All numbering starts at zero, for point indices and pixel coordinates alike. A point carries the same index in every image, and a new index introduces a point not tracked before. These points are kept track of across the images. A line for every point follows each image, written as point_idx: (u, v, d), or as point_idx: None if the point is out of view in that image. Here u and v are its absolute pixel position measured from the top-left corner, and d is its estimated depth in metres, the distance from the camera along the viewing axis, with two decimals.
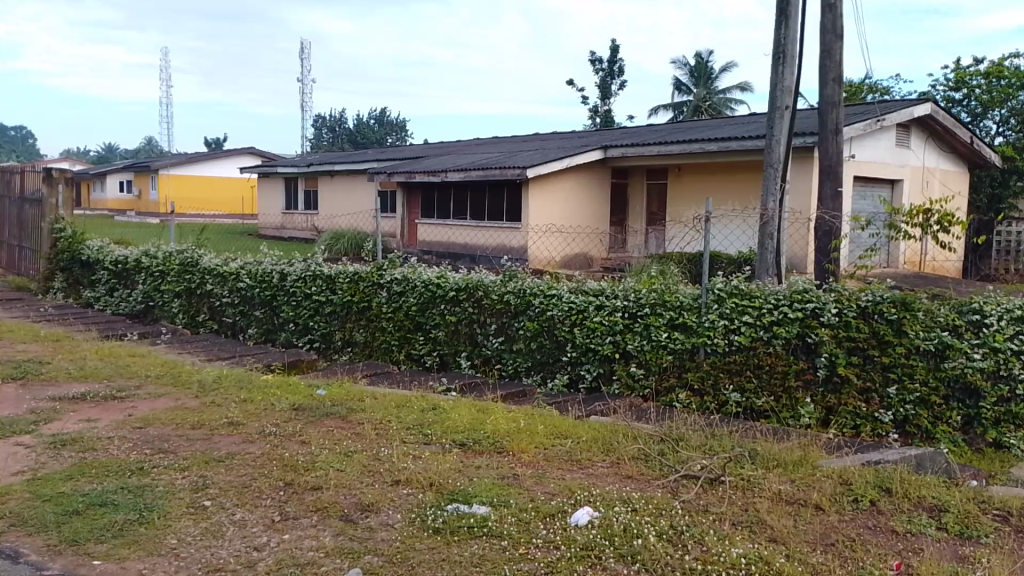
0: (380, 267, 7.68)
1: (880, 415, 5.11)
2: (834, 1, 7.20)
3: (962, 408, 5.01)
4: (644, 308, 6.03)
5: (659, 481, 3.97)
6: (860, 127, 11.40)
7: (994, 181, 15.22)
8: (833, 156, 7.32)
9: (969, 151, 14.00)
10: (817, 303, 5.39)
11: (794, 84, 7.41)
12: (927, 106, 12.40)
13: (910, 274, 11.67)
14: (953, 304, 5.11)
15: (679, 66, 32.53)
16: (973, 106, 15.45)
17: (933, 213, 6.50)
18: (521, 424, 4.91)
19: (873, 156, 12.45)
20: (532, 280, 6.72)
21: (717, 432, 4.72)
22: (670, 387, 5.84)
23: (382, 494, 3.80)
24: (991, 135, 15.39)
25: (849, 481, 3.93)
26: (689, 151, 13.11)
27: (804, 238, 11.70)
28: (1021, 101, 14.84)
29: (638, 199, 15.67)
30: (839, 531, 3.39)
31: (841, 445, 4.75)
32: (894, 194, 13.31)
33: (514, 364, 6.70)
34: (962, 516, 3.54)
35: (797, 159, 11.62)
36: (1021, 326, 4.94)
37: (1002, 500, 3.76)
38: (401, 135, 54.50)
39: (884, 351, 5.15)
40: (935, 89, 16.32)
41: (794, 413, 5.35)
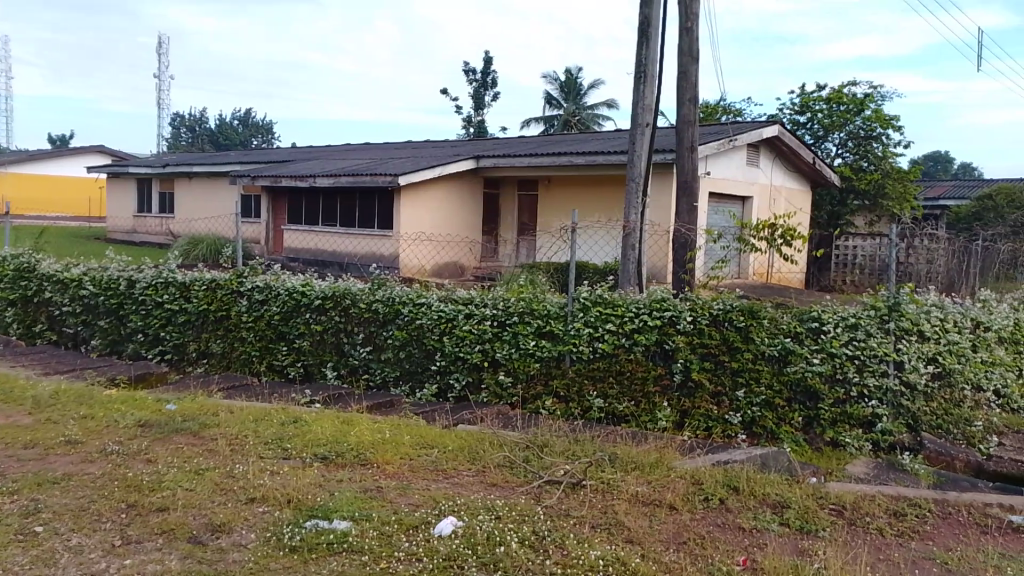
0: (241, 274, 7.34)
1: (730, 417, 5.41)
2: (691, 26, 7.65)
3: (803, 409, 5.40)
4: (512, 317, 6.11)
5: (523, 487, 4.03)
6: (715, 145, 12.11)
7: (833, 199, 16.67)
8: (688, 172, 7.72)
9: (811, 171, 15.18)
10: (674, 311, 5.65)
11: (654, 103, 7.75)
12: (774, 128, 13.35)
13: (757, 284, 12.46)
14: (795, 312, 5.51)
15: (549, 80, 33.32)
16: (816, 129, 16.65)
17: (777, 228, 6.96)
18: (386, 434, 4.83)
19: (726, 173, 13.25)
20: (401, 289, 6.66)
21: (580, 437, 4.83)
22: (536, 394, 5.93)
23: (235, 512, 3.61)
24: (831, 156, 16.69)
25: (700, 481, 4.15)
26: (558, 163, 13.45)
27: (664, 249, 12.24)
28: (857, 126, 16.19)
29: (509, 209, 15.88)
30: (690, 530, 3.55)
31: (693, 447, 4.99)
32: (745, 209, 14.23)
33: (381, 374, 6.59)
34: (803, 511, 3.82)
35: (658, 174, 12.18)
36: (854, 333, 5.40)
37: (837, 495, 4.08)
38: (269, 138, 52.73)
39: (733, 357, 5.48)
40: (782, 112, 17.51)
41: (652, 417, 5.56)
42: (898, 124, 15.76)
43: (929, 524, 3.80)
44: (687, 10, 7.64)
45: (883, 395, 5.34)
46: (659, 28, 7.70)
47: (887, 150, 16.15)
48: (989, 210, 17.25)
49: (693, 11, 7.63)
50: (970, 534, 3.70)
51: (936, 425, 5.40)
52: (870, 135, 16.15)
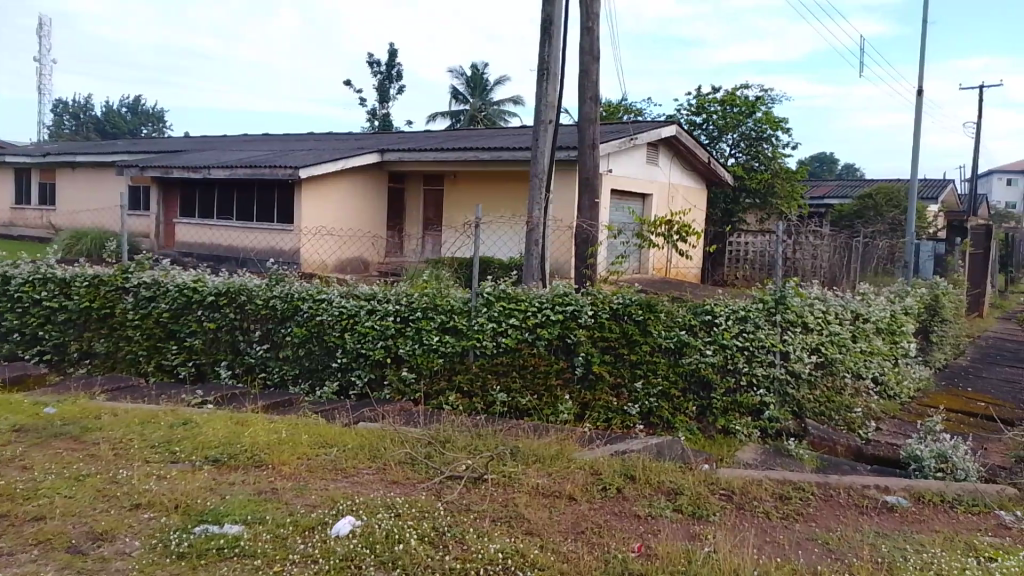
0: (126, 269, 6.96)
1: (629, 408, 5.56)
2: (592, 26, 7.78)
3: (697, 399, 5.61)
4: (416, 312, 6.05)
5: (423, 483, 4.00)
6: (616, 143, 12.39)
7: (727, 198, 17.34)
8: (590, 168, 7.85)
9: (706, 170, 15.77)
10: (575, 306, 5.75)
11: (556, 100, 7.84)
12: (672, 128, 13.80)
13: (656, 279, 12.84)
14: (690, 306, 5.71)
15: (455, 75, 33.20)
16: (711, 130, 17.28)
17: (674, 224, 7.18)
18: (283, 434, 4.69)
19: (627, 170, 13.58)
20: (301, 284, 6.47)
21: (483, 432, 4.84)
22: (440, 390, 5.91)
23: (119, 520, 3.42)
24: (725, 156, 17.38)
25: (598, 472, 4.24)
26: (463, 158, 13.42)
27: (566, 245, 12.44)
28: (748, 127, 16.92)
29: (414, 204, 15.72)
30: (588, 519, 3.63)
31: (593, 438, 5.10)
32: (644, 207, 14.63)
33: (279, 372, 6.40)
34: (694, 497, 3.96)
35: (561, 170, 12.36)
36: (744, 326, 5.65)
37: (727, 481, 4.26)
38: (161, 128, 50.23)
39: (632, 350, 5.62)
40: (680, 112, 18.09)
41: (553, 410, 5.64)
42: (786, 127, 16.59)
43: (812, 507, 4.02)
44: (588, 10, 7.76)
45: (770, 384, 5.62)
46: (561, 26, 7.79)
47: (776, 151, 16.96)
48: (868, 209, 18.41)
49: (593, 11, 7.76)
50: (849, 514, 3.94)
51: (820, 412, 5.71)
52: (761, 136, 16.93)
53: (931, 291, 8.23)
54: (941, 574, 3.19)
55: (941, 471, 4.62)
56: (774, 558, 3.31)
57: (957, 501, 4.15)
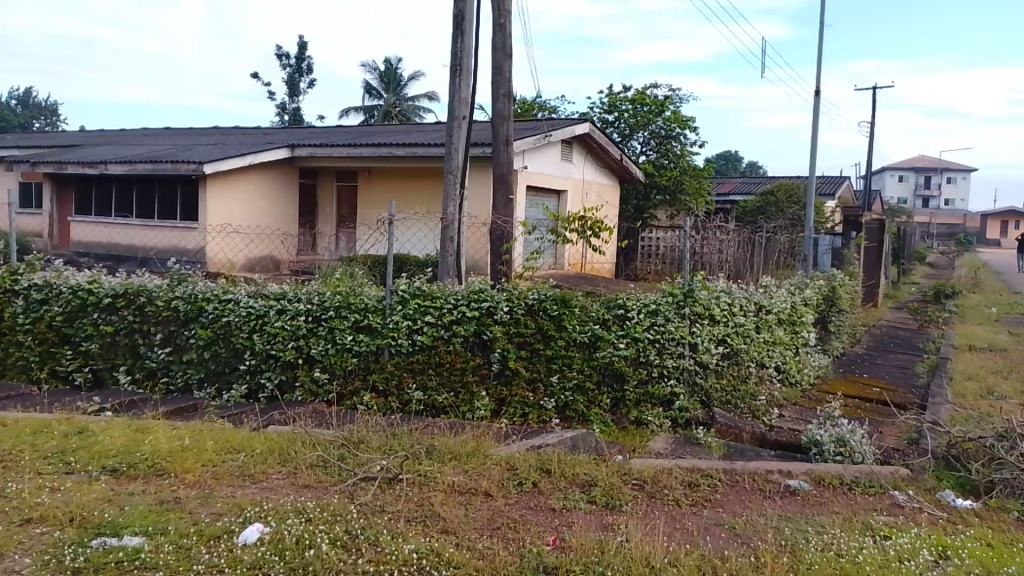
0: (15, 271, 6.58)
1: (544, 403, 5.60)
2: (503, 22, 7.79)
3: (611, 392, 5.71)
4: (328, 311, 5.91)
5: (336, 486, 3.91)
6: (530, 141, 12.47)
7: (639, 195, 17.73)
8: (504, 165, 7.86)
9: (618, 167, 16.08)
10: (491, 302, 5.74)
11: (469, 96, 7.81)
12: (585, 126, 14.00)
13: (571, 274, 13.00)
14: (603, 301, 5.80)
15: (368, 70, 32.68)
16: (623, 128, 17.62)
17: (586, 220, 7.28)
18: (187, 441, 4.49)
19: (541, 168, 13.70)
20: (205, 284, 6.22)
21: (398, 431, 4.78)
22: (354, 390, 5.79)
23: (7, 537, 3.20)
24: (636, 154, 17.76)
25: (514, 467, 4.26)
26: (377, 154, 13.23)
27: (482, 241, 12.43)
28: (658, 126, 17.36)
29: (326, 201, 15.37)
30: (504, 515, 3.63)
31: (509, 434, 5.11)
32: (559, 204, 14.79)
33: (183, 376, 6.13)
34: (608, 488, 4.03)
35: (476, 167, 12.34)
36: (655, 319, 5.78)
37: (639, 471, 4.35)
38: (53, 121, 47.38)
39: (547, 345, 5.67)
40: (593, 110, 18.36)
41: (470, 407, 5.63)
42: (694, 125, 17.10)
43: (719, 493, 4.15)
44: (500, 7, 7.76)
45: (681, 374, 5.78)
46: (473, 22, 7.76)
47: (684, 149, 17.46)
48: (770, 204, 19.20)
49: (504, 8, 7.77)
50: (755, 499, 4.09)
51: (726, 400, 5.93)
52: (670, 135, 17.39)
53: (829, 283, 8.64)
54: (841, 553, 3.35)
55: (839, 454, 4.85)
56: (684, 544, 3.40)
57: (855, 483, 4.37)
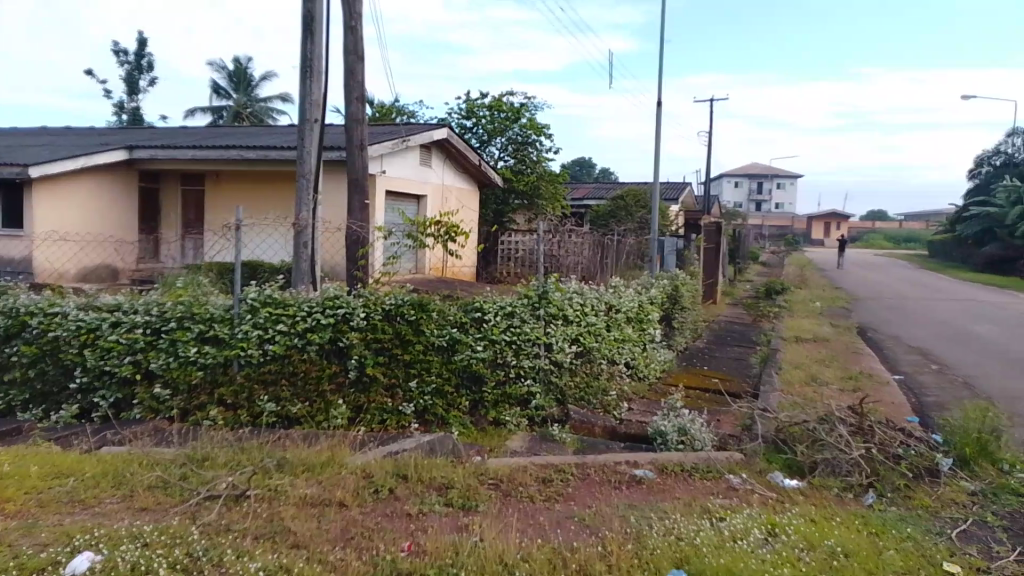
0: None
1: (403, 408, 5.58)
2: (354, 25, 7.68)
3: (469, 394, 5.77)
4: (169, 323, 5.61)
5: (178, 507, 3.72)
6: (388, 145, 12.36)
7: (498, 199, 18.02)
8: (359, 169, 7.75)
9: (477, 172, 16.27)
10: (346, 308, 5.63)
11: (321, 99, 7.64)
12: (443, 131, 14.07)
13: (432, 279, 13.02)
14: (459, 305, 5.87)
15: (216, 68, 31.19)
16: (481, 134, 17.84)
17: (442, 224, 7.33)
18: (7, 467, 4.11)
19: (400, 173, 13.61)
20: (29, 297, 5.85)
21: (247, 445, 4.61)
22: (199, 405, 5.51)
23: None
24: (495, 159, 18.03)
25: (370, 474, 4.23)
26: (225, 157, 12.64)
27: (337, 246, 12.18)
28: (515, 132, 17.72)
29: (170, 206, 14.48)
30: (359, 524, 3.60)
31: (366, 441, 5.06)
32: (419, 209, 14.75)
33: (6, 398, 5.70)
34: (465, 490, 4.09)
35: (332, 171, 12.08)
36: (511, 321, 5.92)
37: (495, 470, 4.44)
38: None
39: (405, 349, 5.64)
40: (451, 116, 18.46)
41: (326, 416, 5.50)
42: (549, 132, 17.59)
43: (571, 486, 4.32)
44: (351, 9, 7.64)
45: (536, 374, 5.95)
46: (322, 23, 7.61)
47: (540, 155, 17.92)
48: (621, 209, 20.11)
49: (355, 11, 7.67)
50: (604, 490, 4.29)
51: (580, 397, 6.16)
52: (527, 141, 17.80)
53: (673, 283, 9.18)
54: (680, 537, 3.58)
55: (681, 442, 5.18)
56: (536, 539, 3.51)
57: (694, 469, 4.68)
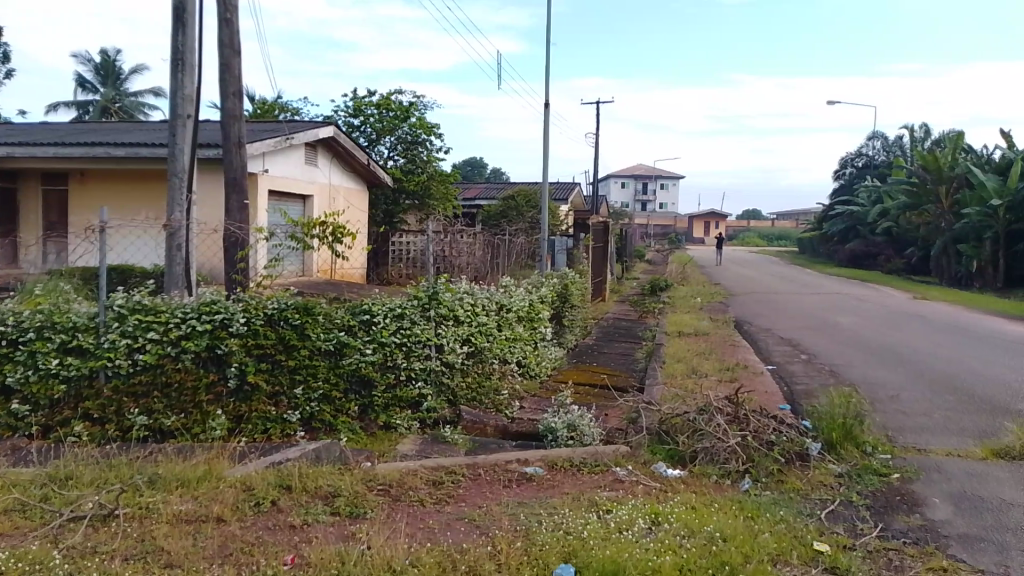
0: None
1: (288, 416, 5.36)
2: (230, 18, 7.34)
3: (358, 399, 5.62)
4: (27, 334, 5.22)
5: (36, 531, 3.43)
6: (270, 144, 11.93)
7: (388, 199, 17.74)
8: (237, 168, 7.42)
9: (365, 171, 15.97)
10: (225, 314, 5.36)
11: (194, 93, 7.27)
12: (329, 129, 13.72)
13: (320, 281, 12.68)
14: (347, 307, 5.71)
15: (81, 62, 29.20)
16: (369, 133, 17.51)
17: (328, 225, 7.12)
18: None
19: (285, 172, 13.17)
20: None
21: (116, 461, 4.31)
22: (62, 420, 5.12)
23: None
24: (384, 159, 17.76)
25: (251, 486, 4.04)
26: (92, 155, 11.83)
27: (216, 248, 11.63)
28: (404, 131, 17.53)
29: (30, 208, 13.38)
30: (238, 539, 3.42)
31: (246, 453, 4.84)
32: (305, 209, 14.32)
33: None
34: (352, 497, 3.98)
35: (210, 171, 11.54)
36: (401, 322, 5.82)
37: (384, 475, 4.35)
38: None
39: (289, 355, 5.43)
40: (337, 114, 18.03)
41: (204, 427, 5.22)
42: (439, 132, 17.50)
43: (462, 487, 4.29)
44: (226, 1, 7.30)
45: (427, 375, 5.88)
46: (195, 14, 7.24)
47: (431, 155, 17.81)
48: (512, 209, 20.28)
49: (231, 2, 7.33)
50: (494, 489, 4.29)
51: (471, 397, 6.14)
52: (416, 141, 17.64)
53: (563, 281, 9.34)
54: (568, 531, 3.62)
55: (571, 438, 5.26)
56: (425, 543, 3.46)
57: (582, 464, 4.75)
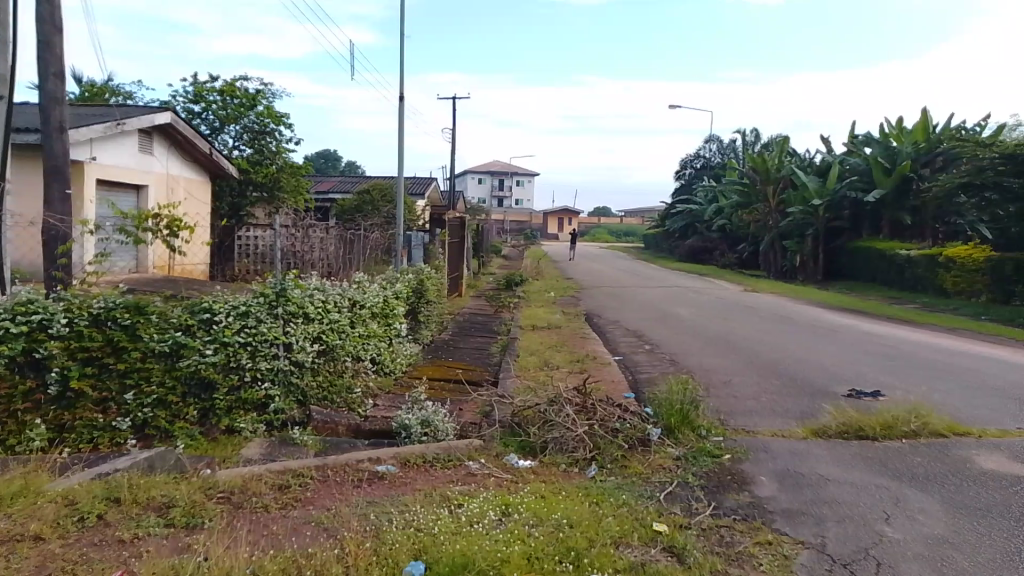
0: None
1: (118, 423, 4.99)
2: None
3: (198, 402, 5.30)
4: None
5: None
6: (99, 129, 11.01)
7: (233, 190, 16.79)
8: (58, 155, 6.77)
9: (208, 161, 15.06)
10: (44, 314, 4.86)
11: (7, 72, 6.56)
12: (167, 115, 12.83)
13: (157, 277, 11.85)
14: (185, 306, 5.34)
15: None
16: (211, 120, 16.57)
17: (164, 218, 6.66)
18: None
19: (116, 160, 12.19)
20: None
21: None
22: None
23: None
24: (229, 148, 16.84)
25: (74, 501, 3.70)
26: None
27: (34, 242, 10.56)
28: (250, 120, 16.75)
29: None
30: (58, 558, 3.14)
31: (70, 465, 4.47)
32: (140, 201, 13.33)
33: None
34: (190, 507, 3.75)
35: (27, 157, 10.47)
36: (245, 321, 5.52)
37: (226, 481, 4.13)
38: None
39: (119, 358, 5.02)
40: (175, 99, 16.87)
41: (21, 438, 4.76)
42: (288, 122, 16.85)
43: (310, 490, 4.16)
44: None
45: (275, 375, 5.64)
46: None
47: (280, 146, 17.16)
48: (365, 203, 19.91)
49: None
50: (344, 490, 4.18)
51: (322, 397, 5.97)
52: (264, 130, 16.92)
53: (418, 276, 9.25)
54: (419, 528, 3.60)
55: (425, 434, 5.23)
56: (268, 550, 3.32)
57: (435, 460, 4.74)
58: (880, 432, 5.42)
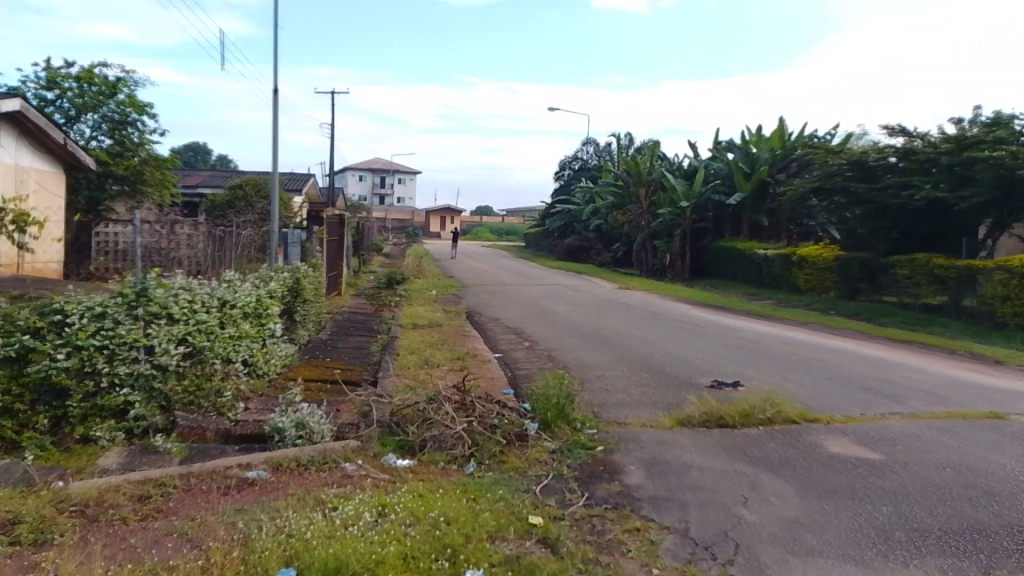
0: None
1: None
2: None
3: (48, 410, 4.92)
4: None
5: None
6: None
7: (91, 183, 15.65)
8: None
9: (62, 152, 13.82)
10: None
11: None
12: (14, 102, 11.79)
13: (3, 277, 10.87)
14: (34, 306, 4.99)
15: None
16: (66, 108, 15.42)
17: (10, 213, 6.12)
18: None
19: None
20: None
21: None
22: None
23: None
24: (85, 138, 15.70)
25: None
26: None
27: None
28: (110, 109, 15.79)
29: None
30: None
31: None
32: None
33: None
34: (37, 522, 3.47)
35: None
36: (102, 323, 5.12)
37: (80, 493, 3.86)
38: None
39: None
40: (25, 84, 15.58)
41: None
42: (152, 112, 15.92)
43: (173, 500, 3.94)
44: None
45: (135, 381, 5.26)
46: None
47: (143, 137, 16.20)
48: (238, 198, 19.11)
49: None
50: (210, 498, 4.00)
51: (188, 402, 5.69)
52: (125, 120, 15.94)
53: (294, 274, 8.93)
54: (291, 533, 3.50)
55: (300, 437, 5.08)
56: (125, 564, 3.13)
57: (310, 463, 4.63)
58: (739, 420, 5.77)
